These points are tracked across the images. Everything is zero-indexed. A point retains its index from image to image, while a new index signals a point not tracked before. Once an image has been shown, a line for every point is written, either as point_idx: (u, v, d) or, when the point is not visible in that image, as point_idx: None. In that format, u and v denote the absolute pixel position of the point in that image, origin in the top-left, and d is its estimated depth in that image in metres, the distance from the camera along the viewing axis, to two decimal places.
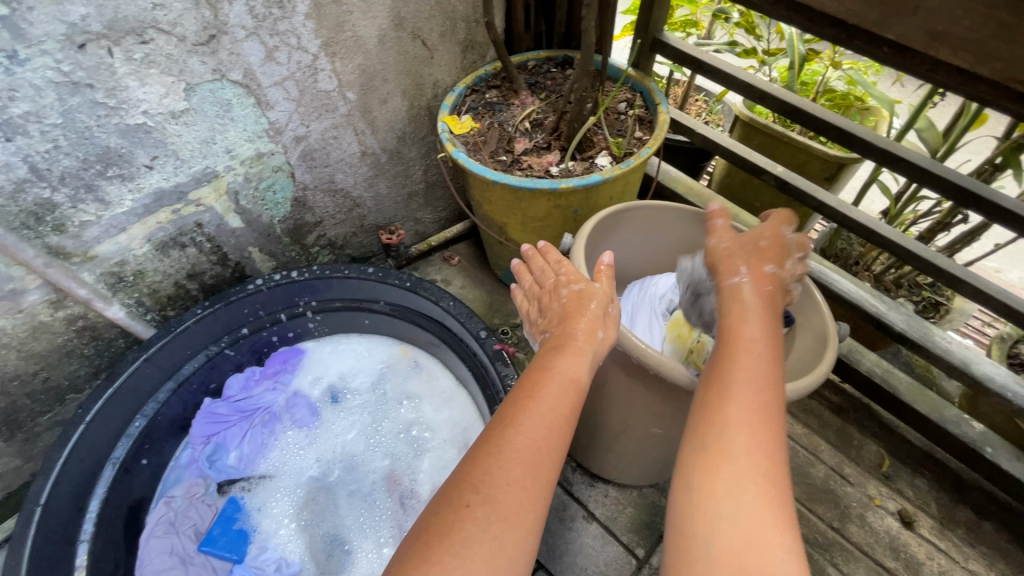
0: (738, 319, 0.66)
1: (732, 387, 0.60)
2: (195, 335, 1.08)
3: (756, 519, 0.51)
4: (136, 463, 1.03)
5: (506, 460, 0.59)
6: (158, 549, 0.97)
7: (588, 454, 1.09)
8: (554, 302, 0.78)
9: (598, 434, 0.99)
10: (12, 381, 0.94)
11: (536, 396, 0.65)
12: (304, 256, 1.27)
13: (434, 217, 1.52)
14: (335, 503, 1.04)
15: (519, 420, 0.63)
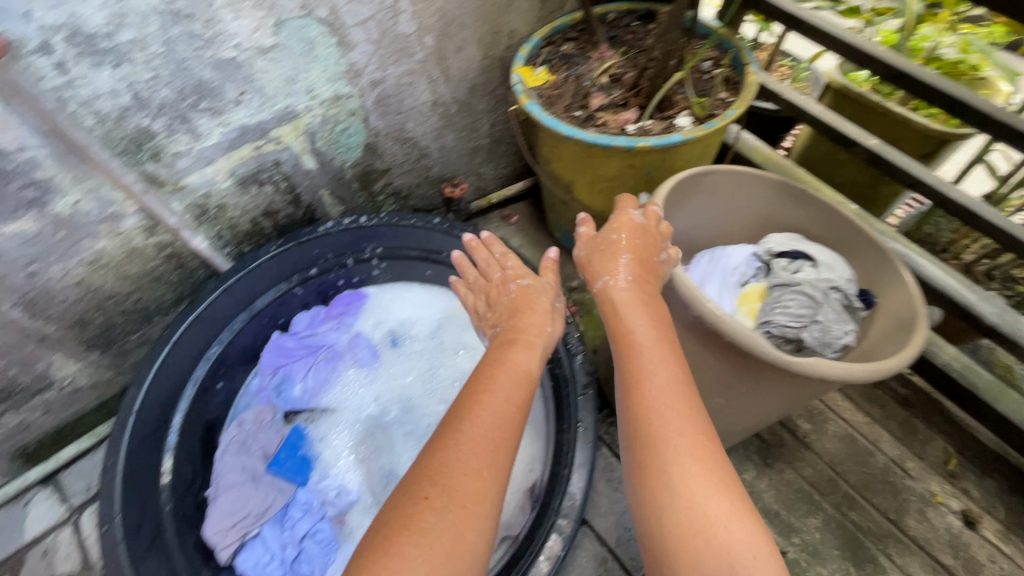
0: (621, 312, 0.76)
1: (651, 379, 0.68)
2: (268, 271, 1.12)
3: (696, 493, 0.58)
4: (213, 385, 1.11)
5: (459, 451, 0.62)
6: (231, 465, 1.04)
7: None
8: (500, 299, 0.91)
9: None
10: (109, 300, 1.01)
11: (488, 391, 0.70)
12: (370, 204, 1.29)
13: (496, 174, 1.51)
14: (391, 441, 1.10)
15: (467, 415, 0.66)
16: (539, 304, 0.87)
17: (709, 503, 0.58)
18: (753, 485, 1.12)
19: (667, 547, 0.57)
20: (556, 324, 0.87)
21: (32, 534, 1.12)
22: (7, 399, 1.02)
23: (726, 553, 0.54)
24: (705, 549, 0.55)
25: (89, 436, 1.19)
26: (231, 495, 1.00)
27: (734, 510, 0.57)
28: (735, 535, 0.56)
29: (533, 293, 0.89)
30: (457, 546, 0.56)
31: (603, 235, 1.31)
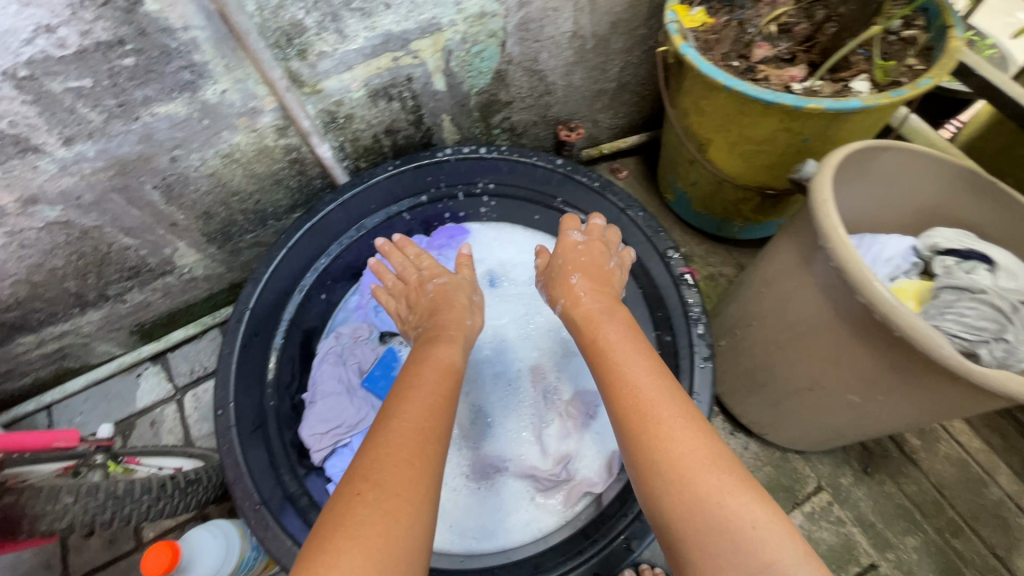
0: (592, 322, 0.79)
1: (623, 372, 0.68)
2: (382, 191, 1.10)
3: (681, 474, 0.57)
4: (317, 296, 1.13)
5: (399, 447, 0.60)
6: (329, 374, 1.07)
7: (742, 403, 1.04)
8: (420, 297, 0.95)
9: (769, 384, 0.94)
10: (234, 196, 1.03)
11: (420, 389, 0.70)
12: (484, 136, 1.24)
13: (613, 123, 1.42)
14: (481, 379, 1.08)
15: (402, 414, 0.65)
16: (460, 300, 0.93)
17: (692, 477, 0.56)
18: (850, 490, 1.05)
19: (671, 527, 0.56)
20: (471, 320, 0.92)
21: (143, 404, 1.21)
22: (135, 277, 1.08)
23: (723, 527, 0.53)
24: (701, 523, 0.54)
25: (195, 325, 1.25)
26: (327, 402, 1.04)
27: (729, 485, 0.55)
28: (735, 504, 0.54)
29: (428, 277, 0.97)
30: (392, 531, 0.53)
31: (725, 203, 1.22)
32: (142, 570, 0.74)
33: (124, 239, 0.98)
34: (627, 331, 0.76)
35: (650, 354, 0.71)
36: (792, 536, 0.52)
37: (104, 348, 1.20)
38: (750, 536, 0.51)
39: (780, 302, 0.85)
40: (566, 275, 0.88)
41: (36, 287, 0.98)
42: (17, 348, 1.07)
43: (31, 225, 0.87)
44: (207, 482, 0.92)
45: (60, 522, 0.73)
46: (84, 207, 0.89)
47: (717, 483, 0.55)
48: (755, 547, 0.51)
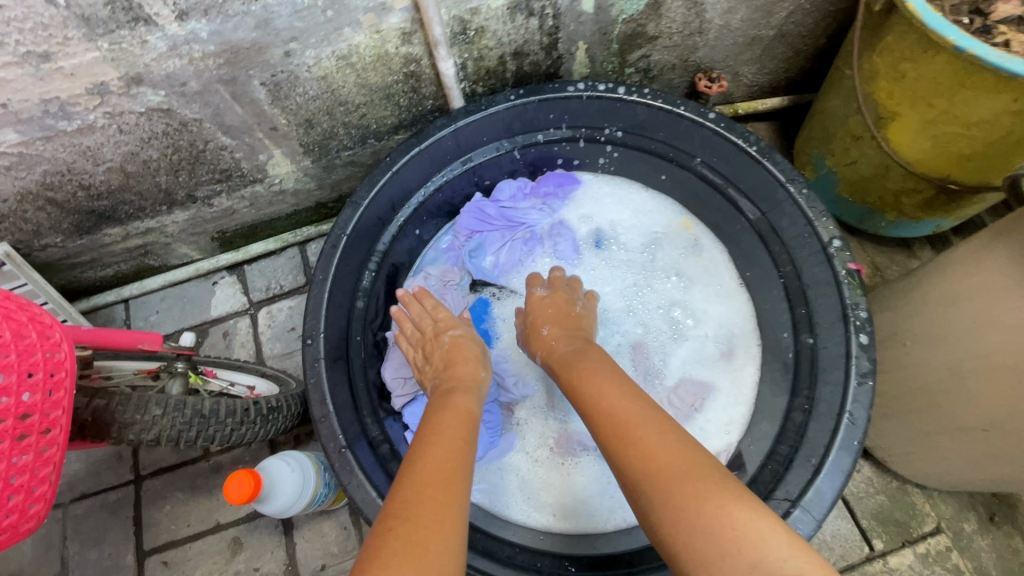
0: (567, 363, 0.79)
1: (593, 399, 0.70)
2: (499, 122, 0.96)
3: (656, 482, 0.57)
4: (411, 231, 1.04)
5: (427, 482, 0.56)
6: None
7: (880, 430, 0.90)
8: (434, 348, 0.85)
9: (930, 414, 0.80)
10: (340, 107, 0.92)
11: (439, 429, 0.66)
12: (615, 75, 1.08)
13: (756, 79, 1.22)
14: None
15: (424, 451, 0.61)
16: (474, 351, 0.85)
17: (673, 485, 0.56)
18: (973, 539, 0.93)
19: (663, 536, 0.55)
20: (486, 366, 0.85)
21: (217, 313, 1.17)
22: (225, 181, 1.00)
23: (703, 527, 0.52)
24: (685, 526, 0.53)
25: (275, 240, 1.18)
26: None
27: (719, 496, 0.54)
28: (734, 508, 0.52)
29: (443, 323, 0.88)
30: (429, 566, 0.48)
31: (885, 192, 1.03)
32: (224, 496, 0.71)
33: (221, 138, 0.90)
34: (601, 363, 0.77)
35: (622, 377, 0.72)
36: (776, 531, 0.51)
37: (184, 251, 1.16)
38: (735, 536, 0.51)
39: (967, 327, 0.71)
40: (535, 327, 0.89)
41: (129, 177, 0.92)
42: (103, 238, 1.03)
43: (132, 108, 0.79)
44: (288, 410, 0.87)
45: (147, 433, 0.70)
46: (188, 95, 0.80)
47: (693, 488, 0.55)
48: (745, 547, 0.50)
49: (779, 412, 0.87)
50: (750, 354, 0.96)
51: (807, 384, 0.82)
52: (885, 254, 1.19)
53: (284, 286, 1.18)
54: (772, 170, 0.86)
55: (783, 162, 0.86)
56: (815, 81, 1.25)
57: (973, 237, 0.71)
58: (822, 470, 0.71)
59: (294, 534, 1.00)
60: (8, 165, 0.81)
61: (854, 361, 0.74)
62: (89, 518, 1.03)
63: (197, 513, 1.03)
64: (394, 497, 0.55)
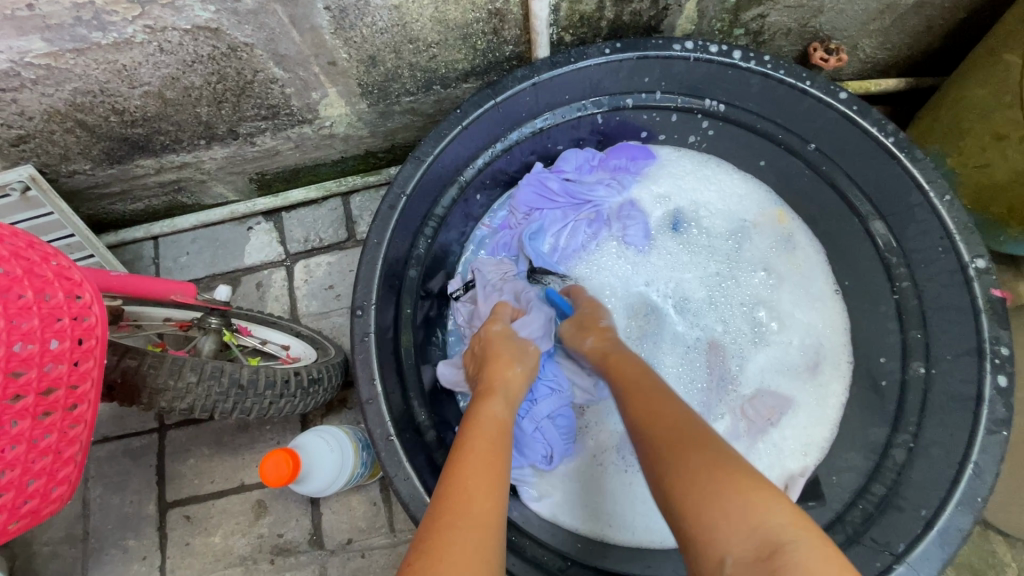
0: (611, 368, 0.72)
1: (626, 394, 0.64)
2: (587, 79, 0.83)
3: (669, 451, 0.52)
4: (472, 197, 0.93)
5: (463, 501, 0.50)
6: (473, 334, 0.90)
7: None
8: (490, 346, 0.77)
9: None
10: (409, 44, 0.80)
11: (476, 435, 0.59)
12: (720, 36, 0.93)
13: (874, 54, 1.05)
14: (653, 335, 0.91)
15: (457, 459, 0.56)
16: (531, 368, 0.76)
17: (688, 474, 0.49)
18: None
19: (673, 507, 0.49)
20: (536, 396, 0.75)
21: (251, 262, 1.09)
22: (271, 119, 0.89)
23: (709, 497, 0.47)
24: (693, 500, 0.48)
25: (319, 188, 1.08)
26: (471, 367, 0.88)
27: (733, 472, 0.49)
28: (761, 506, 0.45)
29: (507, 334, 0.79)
30: None
31: (1015, 203, 0.88)
32: (260, 476, 0.65)
33: (273, 69, 0.79)
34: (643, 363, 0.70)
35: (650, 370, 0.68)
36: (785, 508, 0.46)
37: (220, 191, 1.06)
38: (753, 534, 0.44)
39: None
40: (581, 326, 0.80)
41: (167, 105, 0.82)
42: (135, 169, 0.94)
43: (176, 23, 0.68)
44: (329, 381, 0.79)
45: (181, 401, 0.63)
46: (240, 14, 0.68)
47: (704, 461, 0.50)
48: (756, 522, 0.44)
49: (873, 443, 0.77)
50: (840, 372, 0.86)
51: (915, 420, 0.73)
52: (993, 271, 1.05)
53: (324, 239, 1.08)
54: (911, 169, 0.73)
55: (926, 159, 0.72)
56: (940, 62, 1.08)
57: None
58: (936, 525, 0.62)
59: (321, 505, 0.95)
60: (34, 79, 0.71)
61: (987, 405, 0.64)
62: (111, 463, 0.99)
63: (222, 470, 0.98)
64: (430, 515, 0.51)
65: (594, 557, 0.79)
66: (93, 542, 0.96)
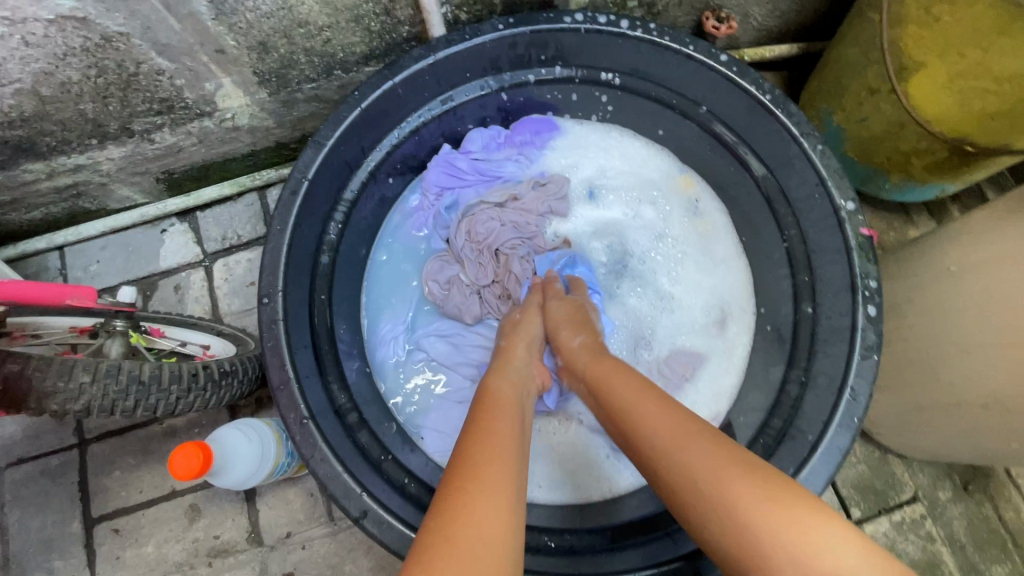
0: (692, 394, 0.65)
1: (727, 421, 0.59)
2: (483, 54, 0.84)
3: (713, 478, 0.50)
4: (384, 181, 0.93)
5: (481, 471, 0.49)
6: (393, 321, 0.94)
7: (890, 424, 0.87)
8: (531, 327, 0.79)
9: (928, 401, 0.78)
10: (299, 29, 0.79)
11: (494, 413, 0.58)
12: (615, 9, 0.96)
13: (765, 21, 1.11)
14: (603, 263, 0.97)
15: (475, 444, 0.53)
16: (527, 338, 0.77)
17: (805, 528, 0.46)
18: (946, 507, 0.93)
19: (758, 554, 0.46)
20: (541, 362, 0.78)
21: (167, 265, 1.05)
22: (166, 113, 0.87)
23: (777, 529, 0.46)
24: (788, 549, 0.45)
25: (232, 185, 1.05)
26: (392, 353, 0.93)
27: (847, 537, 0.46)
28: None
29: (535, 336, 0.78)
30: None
31: (895, 151, 0.95)
32: (168, 471, 0.63)
33: (156, 59, 0.77)
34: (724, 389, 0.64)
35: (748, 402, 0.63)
36: (844, 536, 0.45)
37: (125, 193, 1.02)
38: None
39: (977, 301, 0.68)
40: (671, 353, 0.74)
41: (45, 103, 0.78)
42: (24, 175, 0.89)
43: (38, 14, 0.65)
44: (244, 374, 0.78)
45: (75, 403, 0.62)
46: (108, 2, 0.66)
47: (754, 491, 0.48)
48: (814, 553, 0.44)
49: (772, 383, 0.83)
50: (744, 323, 0.91)
51: (804, 355, 0.79)
52: (884, 219, 1.13)
53: (242, 236, 1.06)
54: (786, 123, 0.78)
55: (798, 113, 0.77)
56: (827, 26, 1.15)
57: (997, 204, 0.68)
58: (818, 448, 0.68)
59: (257, 501, 0.94)
60: None
61: (859, 333, 0.70)
62: (28, 485, 0.95)
63: (151, 478, 0.96)
64: (442, 480, 0.49)
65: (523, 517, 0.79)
66: (16, 567, 0.92)
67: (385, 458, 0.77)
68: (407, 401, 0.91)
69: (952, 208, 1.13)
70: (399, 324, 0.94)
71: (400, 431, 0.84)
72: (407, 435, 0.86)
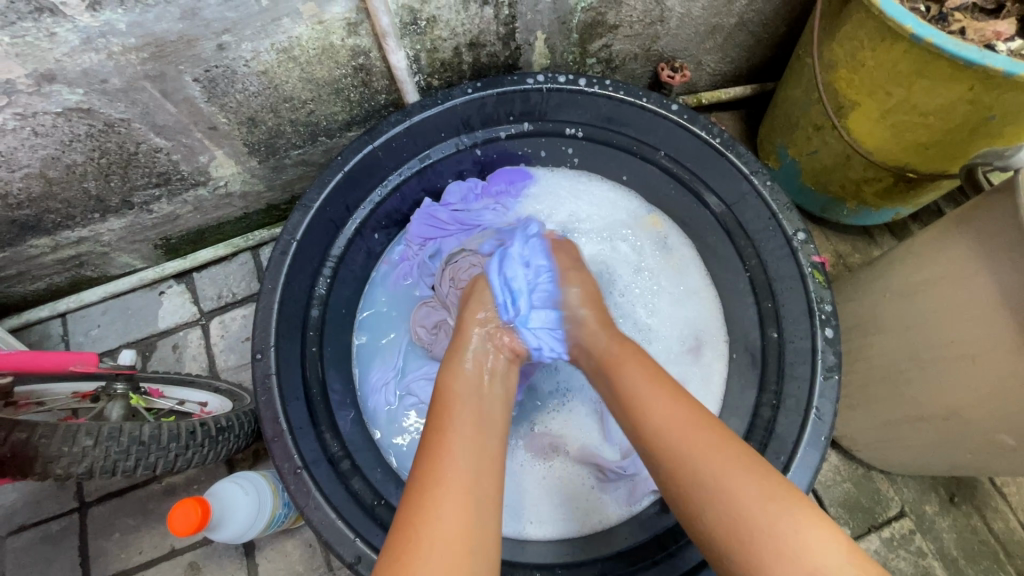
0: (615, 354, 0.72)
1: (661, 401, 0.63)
2: (455, 117, 0.91)
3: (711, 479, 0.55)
4: (370, 235, 0.99)
5: (432, 488, 0.55)
6: (383, 368, 0.98)
7: (866, 441, 0.90)
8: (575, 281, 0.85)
9: (897, 416, 0.81)
10: (285, 104, 0.87)
11: (446, 417, 0.63)
12: (576, 66, 1.04)
13: (718, 67, 1.19)
14: None
15: (429, 448, 0.59)
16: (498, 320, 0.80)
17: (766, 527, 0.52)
18: (934, 521, 0.95)
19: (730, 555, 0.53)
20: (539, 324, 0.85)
21: (164, 325, 1.10)
22: (164, 185, 0.93)
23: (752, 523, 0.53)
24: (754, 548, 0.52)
25: (225, 246, 1.11)
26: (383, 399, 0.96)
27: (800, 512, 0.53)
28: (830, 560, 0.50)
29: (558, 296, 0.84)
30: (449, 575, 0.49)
31: (846, 180, 1.02)
32: (168, 528, 0.65)
33: (155, 139, 0.84)
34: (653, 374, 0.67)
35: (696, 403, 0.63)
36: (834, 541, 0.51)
37: (125, 260, 1.08)
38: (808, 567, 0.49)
39: (925, 317, 0.73)
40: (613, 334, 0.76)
41: (52, 184, 0.84)
42: (29, 250, 0.95)
43: (47, 108, 0.72)
44: (240, 429, 0.81)
45: (77, 466, 0.65)
46: (111, 93, 0.74)
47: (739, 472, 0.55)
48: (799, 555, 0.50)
49: (748, 407, 0.87)
50: (718, 351, 0.97)
51: (775, 379, 0.82)
52: (849, 242, 1.19)
53: (236, 293, 1.11)
54: (736, 163, 0.84)
55: (747, 154, 0.84)
56: (776, 68, 1.24)
57: (932, 227, 0.73)
58: (792, 467, 0.71)
59: (256, 555, 0.95)
60: None
61: (820, 355, 0.74)
62: (29, 552, 0.96)
63: (150, 539, 0.97)
64: (406, 497, 0.55)
65: (515, 555, 0.82)
66: None
67: (379, 502, 0.80)
68: (399, 445, 0.94)
69: (912, 227, 1.19)
70: (389, 371, 0.98)
71: (393, 475, 0.87)
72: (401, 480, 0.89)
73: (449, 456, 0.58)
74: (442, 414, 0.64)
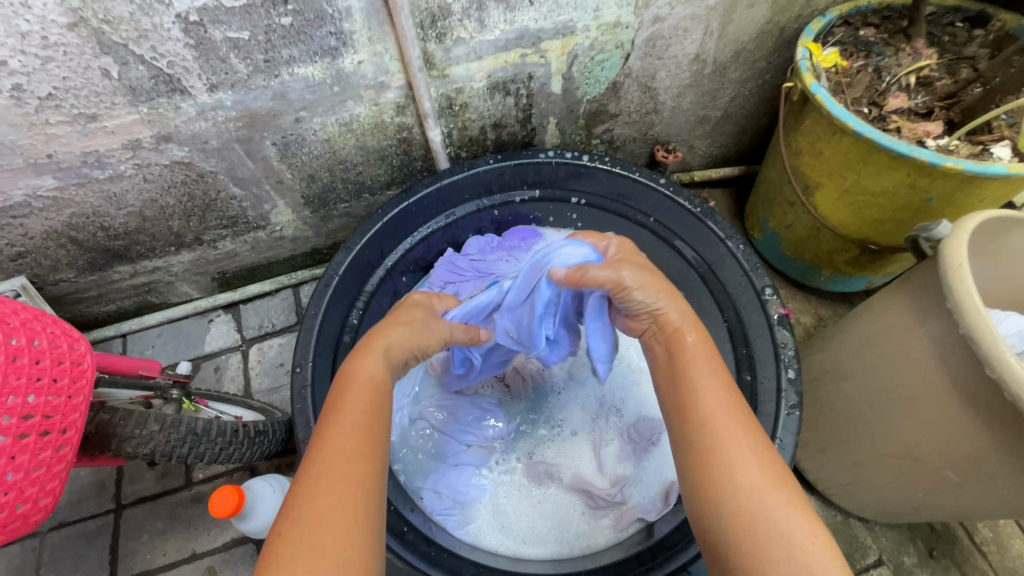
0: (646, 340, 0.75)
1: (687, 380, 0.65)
2: (478, 182, 1.09)
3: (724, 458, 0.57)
4: (398, 278, 1.14)
5: (323, 460, 0.55)
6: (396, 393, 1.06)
7: (841, 484, 0.96)
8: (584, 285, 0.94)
9: (863, 457, 0.89)
10: (339, 165, 1.06)
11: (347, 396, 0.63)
12: (583, 145, 1.23)
13: (708, 151, 1.38)
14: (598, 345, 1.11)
15: (325, 426, 0.59)
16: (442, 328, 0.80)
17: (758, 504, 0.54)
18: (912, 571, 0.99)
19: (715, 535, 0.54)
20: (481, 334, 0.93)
21: (210, 349, 1.24)
22: (231, 227, 1.11)
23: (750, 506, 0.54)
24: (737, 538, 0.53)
25: (271, 282, 1.27)
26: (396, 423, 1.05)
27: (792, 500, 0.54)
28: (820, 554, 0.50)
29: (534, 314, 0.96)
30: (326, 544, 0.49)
31: (819, 250, 1.16)
32: (210, 509, 0.76)
33: (232, 189, 1.02)
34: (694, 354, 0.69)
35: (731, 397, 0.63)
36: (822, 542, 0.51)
37: (186, 290, 1.25)
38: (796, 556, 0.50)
39: (880, 364, 0.82)
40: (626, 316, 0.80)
41: (146, 221, 1.03)
42: (113, 275, 1.13)
43: (158, 161, 0.92)
44: (273, 436, 0.94)
45: (143, 447, 0.77)
46: (208, 152, 0.93)
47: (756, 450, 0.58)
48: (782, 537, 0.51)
49: None
50: None
51: None
52: (829, 307, 1.30)
53: (276, 324, 1.26)
54: (714, 228, 0.99)
55: (723, 222, 0.99)
56: (761, 154, 1.42)
57: (883, 288, 0.84)
58: None
59: None
60: (41, 207, 0.92)
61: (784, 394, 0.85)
62: (66, 547, 1.05)
63: (174, 542, 1.05)
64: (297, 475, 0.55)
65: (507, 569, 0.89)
66: None
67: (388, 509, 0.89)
68: (411, 467, 1.00)
69: None
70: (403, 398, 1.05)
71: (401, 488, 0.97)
72: (406, 493, 0.95)
73: (338, 434, 0.58)
74: (347, 396, 0.63)
